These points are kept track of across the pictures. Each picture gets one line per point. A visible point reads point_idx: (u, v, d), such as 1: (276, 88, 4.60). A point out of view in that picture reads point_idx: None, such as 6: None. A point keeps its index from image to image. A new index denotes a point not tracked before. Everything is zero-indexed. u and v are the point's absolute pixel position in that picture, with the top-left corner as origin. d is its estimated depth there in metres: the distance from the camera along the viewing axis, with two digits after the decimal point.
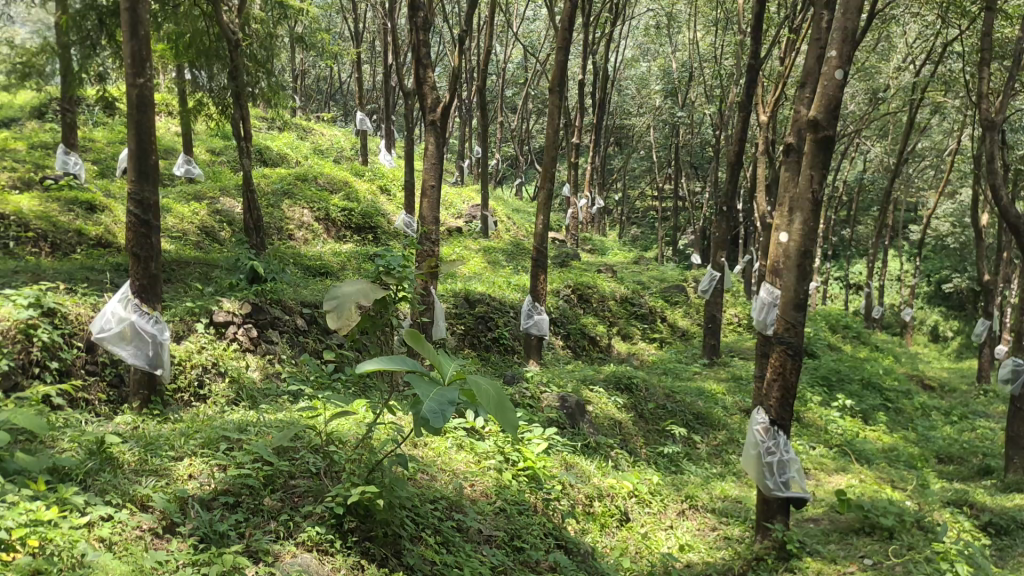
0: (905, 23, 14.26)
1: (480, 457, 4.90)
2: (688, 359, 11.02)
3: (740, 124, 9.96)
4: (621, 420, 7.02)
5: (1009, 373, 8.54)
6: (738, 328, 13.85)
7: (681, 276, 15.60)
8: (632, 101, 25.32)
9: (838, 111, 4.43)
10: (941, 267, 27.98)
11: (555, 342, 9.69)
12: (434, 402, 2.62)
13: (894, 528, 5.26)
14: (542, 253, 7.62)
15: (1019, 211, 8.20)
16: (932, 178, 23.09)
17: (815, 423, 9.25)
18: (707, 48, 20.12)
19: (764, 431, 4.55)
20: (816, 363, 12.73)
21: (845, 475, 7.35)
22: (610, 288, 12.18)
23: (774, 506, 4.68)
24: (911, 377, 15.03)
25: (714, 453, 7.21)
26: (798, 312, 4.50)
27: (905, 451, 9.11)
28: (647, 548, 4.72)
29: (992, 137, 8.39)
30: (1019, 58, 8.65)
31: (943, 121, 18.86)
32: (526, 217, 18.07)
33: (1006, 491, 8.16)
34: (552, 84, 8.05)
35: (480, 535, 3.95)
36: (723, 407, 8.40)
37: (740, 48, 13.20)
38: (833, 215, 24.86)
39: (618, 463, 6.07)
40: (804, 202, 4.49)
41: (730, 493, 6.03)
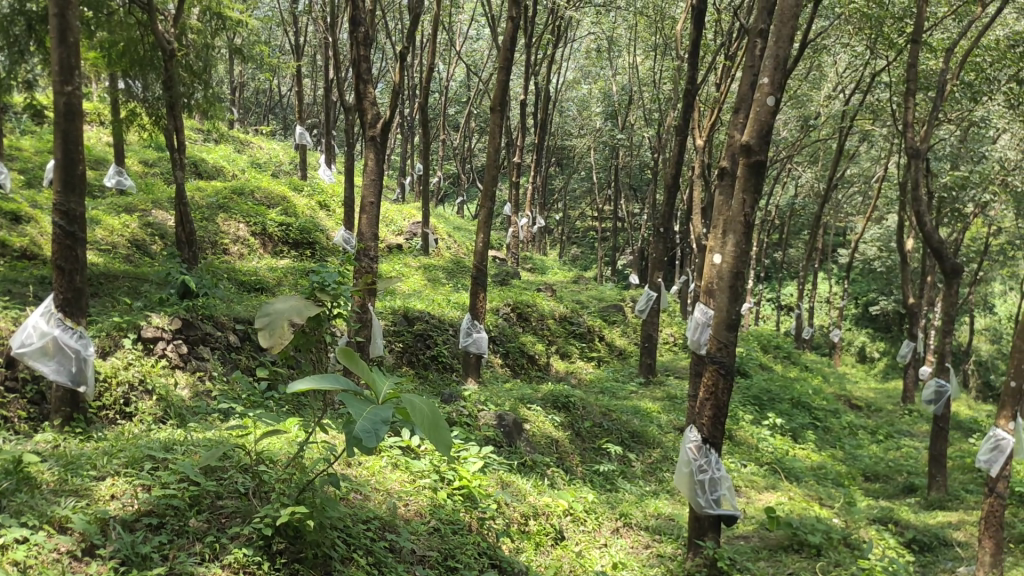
0: (835, 53, 14.72)
1: (415, 476, 4.85)
2: (625, 377, 11.13)
3: (677, 147, 10.14)
4: (558, 438, 7.04)
5: (932, 394, 8.85)
6: (673, 347, 14.04)
7: (618, 295, 15.79)
8: (574, 123, 25.61)
9: (769, 136, 4.54)
10: (868, 290, 28.90)
11: (494, 360, 9.69)
12: (366, 420, 2.58)
13: (822, 545, 5.40)
14: (481, 271, 7.62)
15: (942, 238, 8.49)
16: (861, 204, 23.84)
17: (746, 441, 9.40)
18: (647, 72, 20.46)
19: (696, 449, 4.61)
20: (749, 382, 12.98)
21: (775, 492, 7.49)
22: (549, 306, 12.23)
23: (705, 523, 4.73)
24: (839, 397, 15.45)
25: (649, 470, 7.29)
26: (730, 332, 4.59)
27: (833, 469, 9.34)
28: (581, 566, 4.72)
29: (917, 164, 8.69)
30: (942, 89, 8.99)
31: (870, 148, 19.50)
32: (467, 235, 18.09)
33: (930, 509, 8.49)
34: (493, 104, 8.08)
35: (413, 555, 3.90)
36: (658, 426, 8.50)
37: (678, 73, 13.47)
38: (766, 238, 25.44)
39: (553, 482, 6.08)
40: (737, 224, 4.58)
41: (663, 510, 6.09)
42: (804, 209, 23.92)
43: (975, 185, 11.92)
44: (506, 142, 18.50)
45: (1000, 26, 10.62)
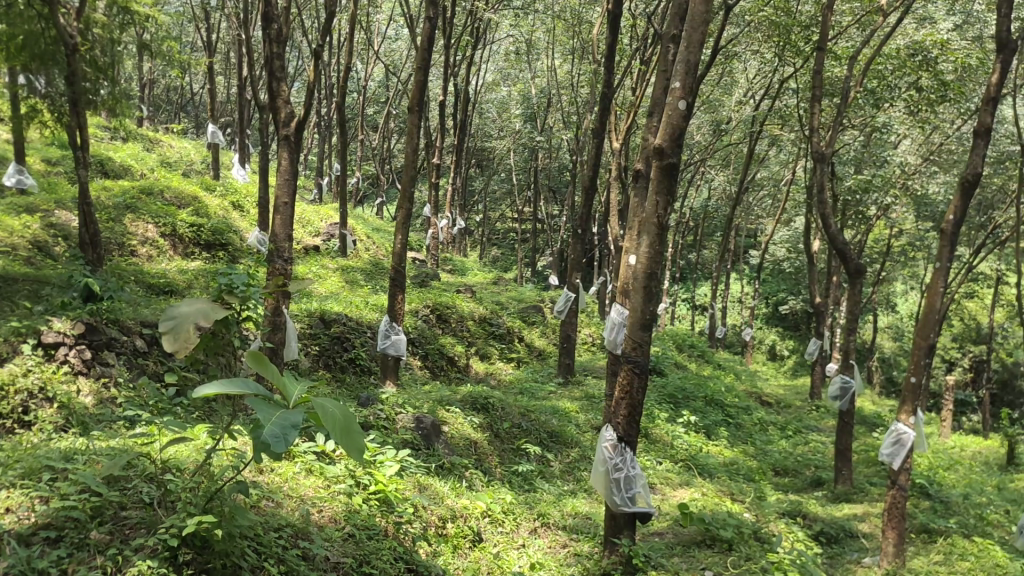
0: (745, 60, 15.12)
1: (330, 481, 4.76)
2: (544, 378, 11.19)
3: (593, 150, 10.25)
4: (476, 440, 7.03)
5: (838, 390, 9.17)
6: (592, 347, 14.19)
7: (537, 296, 15.89)
8: (493, 124, 25.64)
9: (681, 141, 4.62)
10: (778, 290, 29.80)
11: (412, 362, 9.62)
12: (276, 425, 2.52)
13: (733, 540, 5.54)
14: (400, 273, 7.55)
15: (846, 239, 8.80)
16: (771, 206, 24.57)
17: (662, 439, 9.55)
18: (565, 75, 20.65)
19: (612, 447, 4.63)
20: (664, 381, 13.21)
21: (688, 489, 7.64)
22: (468, 308, 12.21)
23: (621, 521, 4.78)
24: (750, 394, 15.85)
25: (568, 470, 7.35)
26: (644, 331, 4.68)
27: (744, 465, 9.58)
28: (499, 569, 4.74)
29: (822, 167, 8.98)
30: (846, 96, 9.32)
31: (779, 153, 20.09)
32: (385, 237, 17.92)
33: (836, 501, 8.80)
34: (410, 105, 8.03)
35: (326, 562, 3.83)
36: (575, 425, 8.57)
37: (594, 77, 13.63)
38: (680, 239, 25.97)
39: (472, 483, 6.07)
40: (651, 226, 4.65)
41: (581, 509, 6.15)
42: (716, 211, 24.50)
43: (877, 189, 12.39)
44: (425, 142, 18.38)
45: (899, 36, 11.08)
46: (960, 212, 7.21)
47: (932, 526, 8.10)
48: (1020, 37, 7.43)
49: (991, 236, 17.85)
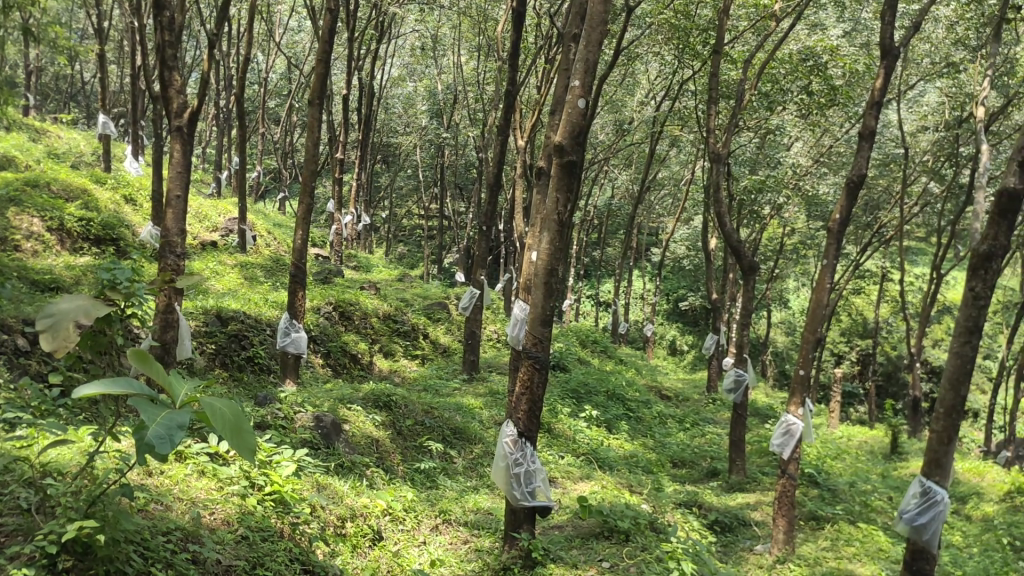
0: (647, 61, 15.39)
1: (223, 483, 4.62)
2: (448, 374, 11.16)
3: (498, 147, 10.27)
4: (378, 438, 6.94)
5: (733, 383, 9.45)
6: (497, 344, 14.25)
7: (442, 292, 15.85)
8: (398, 119, 25.40)
9: (580, 138, 4.68)
10: (678, 287, 30.57)
11: (314, 360, 9.44)
12: (160, 427, 2.42)
13: (630, 531, 5.66)
14: (300, 268, 7.40)
15: (740, 238, 9.06)
16: (671, 205, 25.20)
17: (564, 433, 9.64)
18: (471, 72, 20.66)
19: (512, 443, 4.64)
20: (567, 376, 13.35)
21: (589, 482, 7.75)
22: (372, 304, 12.06)
23: (521, 516, 4.81)
24: (650, 388, 16.22)
25: (470, 466, 7.37)
26: (544, 327, 4.71)
27: (643, 457, 9.79)
28: (399, 567, 4.72)
29: (718, 168, 9.22)
30: (741, 99, 9.62)
31: (679, 153, 20.60)
32: (287, 232, 17.53)
33: (730, 491, 9.11)
34: (310, 98, 7.86)
35: (218, 565, 3.73)
36: (479, 422, 8.58)
37: (499, 74, 13.65)
38: (584, 236, 26.32)
39: (373, 482, 6.01)
40: (551, 223, 4.70)
41: (482, 505, 6.17)
42: (619, 209, 24.93)
43: (770, 189, 12.81)
44: (328, 137, 18.06)
45: (792, 42, 11.49)
46: (845, 211, 7.55)
47: (820, 514, 8.44)
48: (901, 45, 7.80)
49: (876, 235, 18.71)
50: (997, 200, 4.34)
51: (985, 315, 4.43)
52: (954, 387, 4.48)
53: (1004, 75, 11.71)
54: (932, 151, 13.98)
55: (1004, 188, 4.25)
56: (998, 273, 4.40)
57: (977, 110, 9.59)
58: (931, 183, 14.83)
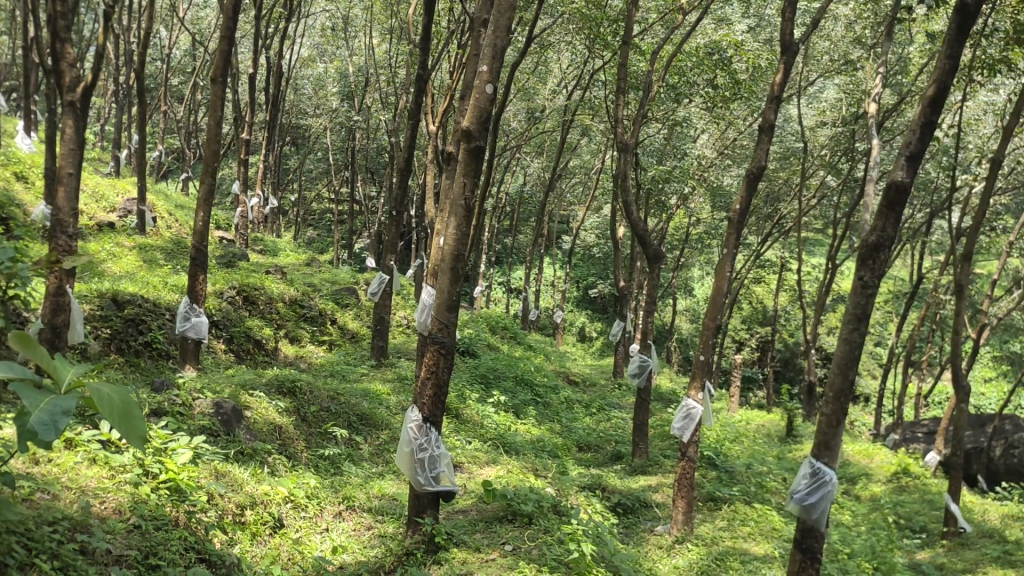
0: (559, 50, 15.45)
1: (114, 471, 4.45)
2: (356, 360, 11.03)
3: (409, 132, 10.15)
4: (281, 424, 6.79)
5: (637, 369, 9.63)
6: (406, 330, 14.16)
7: (351, 278, 15.63)
8: (307, 100, 24.87)
9: (488, 123, 4.66)
10: (588, 274, 30.99)
11: (216, 346, 9.18)
12: (43, 414, 2.27)
13: (533, 514, 5.73)
14: (200, 251, 7.17)
15: (647, 226, 9.20)
16: (582, 193, 25.52)
17: (472, 418, 9.64)
18: (383, 55, 20.37)
19: (417, 428, 4.60)
20: (476, 362, 13.37)
21: (495, 466, 7.79)
22: (278, 288, 11.80)
23: (424, 501, 4.80)
24: (558, 374, 16.41)
25: (376, 452, 7.33)
26: (450, 313, 4.68)
27: (550, 442, 9.90)
28: (300, 554, 4.65)
29: (626, 157, 9.33)
30: (648, 90, 9.76)
31: (590, 143, 20.83)
32: (190, 213, 16.97)
33: (633, 474, 9.32)
34: (212, 76, 7.57)
35: (108, 555, 3.61)
36: (386, 408, 8.52)
37: (411, 58, 13.50)
38: (496, 223, 26.38)
39: (274, 469, 5.90)
40: (458, 208, 4.67)
41: (387, 491, 6.14)
42: (530, 196, 25.05)
43: (677, 179, 13.09)
44: (234, 116, 17.54)
45: (698, 35, 11.70)
46: (745, 201, 7.77)
47: (718, 495, 8.70)
48: (801, 42, 8.03)
49: (777, 227, 19.34)
50: (885, 193, 4.54)
51: (873, 303, 4.62)
52: (843, 370, 4.69)
53: (896, 73, 12.22)
54: (830, 146, 14.50)
55: (893, 182, 4.46)
56: (885, 263, 4.59)
57: (870, 106, 9.98)
58: (828, 176, 15.37)
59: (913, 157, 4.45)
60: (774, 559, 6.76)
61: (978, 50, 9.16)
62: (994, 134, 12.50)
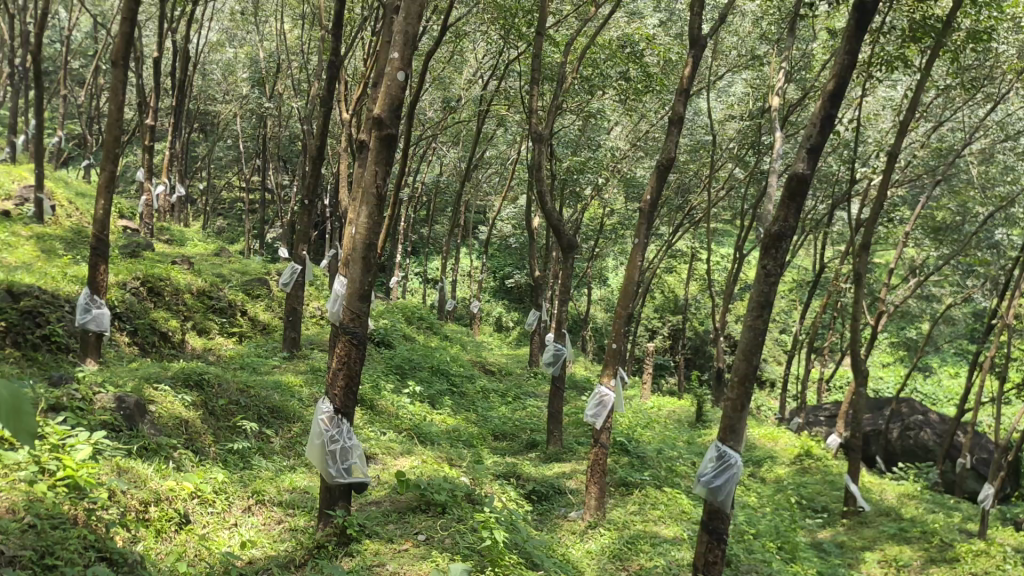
0: (475, 40, 15.43)
1: (7, 470, 4.25)
2: (268, 352, 10.79)
3: (321, 118, 9.95)
4: (188, 418, 6.59)
5: (552, 357, 9.71)
6: (319, 320, 13.95)
7: (262, 268, 15.30)
8: (216, 86, 24.17)
9: (400, 110, 4.59)
10: (504, 264, 31.13)
11: (119, 339, 8.85)
12: None
13: (446, 503, 5.73)
14: (102, 241, 6.89)
15: (561, 216, 9.25)
16: (497, 183, 25.59)
17: (387, 409, 9.55)
18: (295, 40, 19.94)
19: (328, 420, 4.51)
20: (391, 352, 13.25)
21: (409, 457, 7.74)
22: (185, 279, 11.47)
23: (336, 493, 4.74)
24: (475, 363, 16.43)
25: (287, 445, 7.21)
26: (362, 303, 4.61)
27: (465, 431, 9.91)
28: (207, 550, 4.55)
29: (540, 148, 9.35)
30: (562, 81, 9.81)
31: (506, 133, 20.85)
32: (92, 201, 16.32)
33: (547, 461, 9.42)
34: (113, 59, 7.24)
35: (1, 557, 3.46)
36: (298, 400, 8.37)
37: (322, 44, 13.23)
38: (412, 213, 26.22)
39: (180, 465, 5.73)
40: (370, 196, 4.60)
41: (298, 484, 6.06)
42: (446, 186, 24.94)
43: (591, 170, 13.26)
44: (138, 102, 16.92)
45: (611, 28, 11.82)
46: (655, 192, 7.90)
47: (629, 479, 8.85)
48: (708, 37, 8.18)
49: (688, 218, 19.79)
50: (786, 184, 4.69)
51: (774, 291, 4.77)
52: (747, 356, 4.83)
53: (799, 69, 12.61)
54: (738, 139, 14.88)
55: (794, 173, 4.61)
56: (787, 252, 4.75)
57: (774, 100, 10.28)
58: (736, 168, 15.78)
59: (813, 150, 4.60)
60: (683, 541, 6.94)
61: (876, 48, 9.50)
62: (891, 130, 13.02)
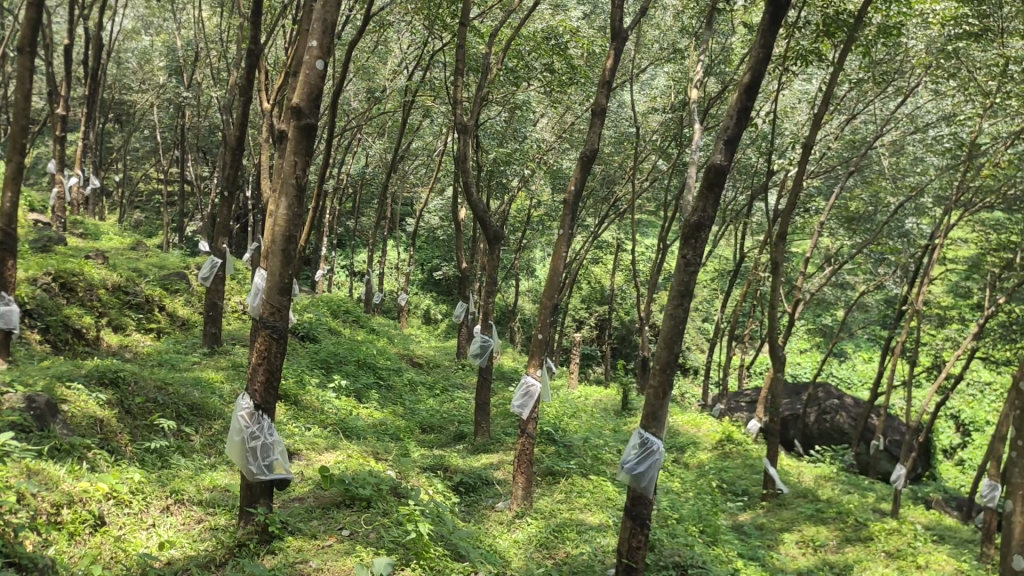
0: (399, 30, 15.29)
1: None
2: (187, 348, 10.52)
3: (241, 108, 9.71)
4: (102, 417, 6.36)
5: (478, 348, 9.70)
6: (241, 315, 13.68)
7: (181, 262, 14.89)
8: (132, 76, 23.43)
9: (319, 101, 4.50)
10: (432, 257, 31.07)
11: (29, 337, 8.51)
12: None
13: (372, 497, 5.69)
14: (9, 235, 6.60)
15: (486, 208, 9.23)
16: (424, 174, 25.45)
17: (311, 404, 9.38)
18: (214, 28, 19.44)
19: (249, 416, 4.39)
20: (316, 346, 13.06)
21: (335, 452, 7.64)
22: (99, 274, 11.10)
23: (257, 490, 4.64)
24: (402, 356, 16.33)
25: (208, 443, 7.05)
26: (283, 296, 4.50)
27: (392, 425, 9.84)
28: (123, 552, 4.41)
29: (465, 139, 9.31)
30: (486, 73, 9.78)
31: (431, 124, 20.74)
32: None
33: (475, 453, 9.44)
34: (18, 44, 6.91)
35: None
36: (219, 397, 8.18)
37: (241, 33, 12.91)
38: (337, 205, 25.87)
39: (94, 465, 5.55)
40: (290, 187, 4.49)
41: (218, 483, 5.93)
42: (371, 177, 24.69)
43: (517, 162, 13.30)
44: (49, 91, 16.28)
45: (536, 20, 11.86)
46: (579, 183, 7.95)
47: (556, 468, 8.93)
48: (630, 30, 8.26)
49: (613, 209, 20.03)
50: (705, 176, 4.77)
51: (694, 279, 4.85)
52: (668, 345, 4.91)
53: (719, 62, 12.84)
54: (660, 132, 15.12)
55: (712, 165, 4.69)
56: (706, 242, 4.85)
57: (694, 92, 10.46)
58: (659, 161, 16.04)
59: (729, 142, 4.69)
60: (608, 528, 7.03)
61: (792, 42, 9.74)
62: (807, 123, 13.37)
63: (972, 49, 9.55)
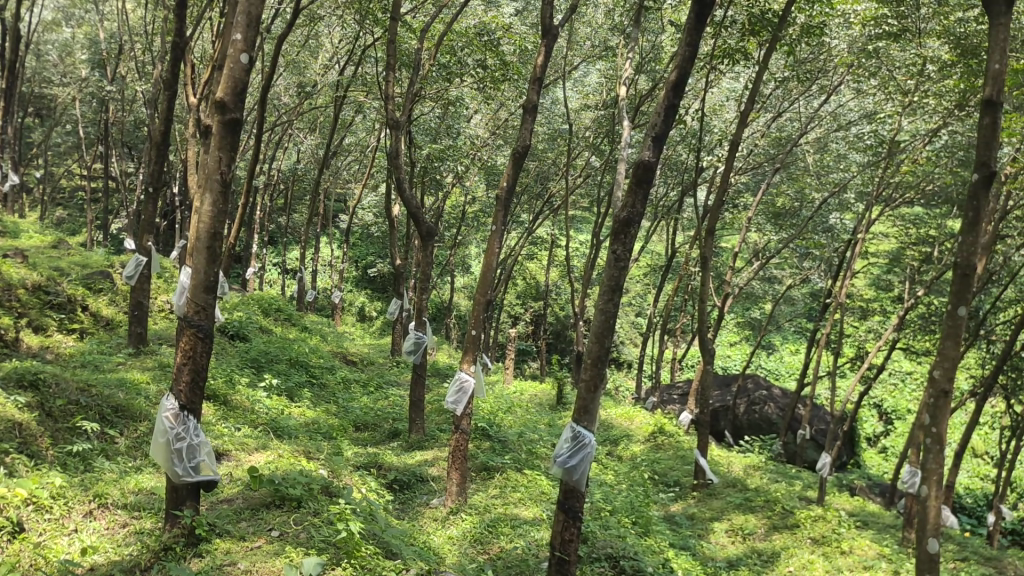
0: (331, 25, 15.09)
1: None
2: (112, 348, 10.20)
3: (166, 101, 9.46)
4: (21, 420, 6.10)
5: (412, 345, 9.62)
6: (169, 314, 13.35)
7: (105, 260, 14.46)
8: (52, 68, 22.61)
9: (242, 95, 4.38)
10: (367, 253, 30.86)
11: None
12: None
13: (302, 497, 5.62)
14: None
15: (419, 204, 9.15)
16: (356, 170, 25.17)
17: (241, 404, 9.19)
18: (138, 21, 18.87)
19: (173, 417, 4.27)
20: (246, 344, 12.81)
21: (265, 452, 7.51)
22: (18, 273, 10.68)
23: (183, 492, 4.52)
24: (335, 354, 16.15)
25: (134, 445, 6.87)
26: (208, 294, 4.38)
27: (325, 423, 9.72)
28: (44, 559, 4.28)
29: (397, 135, 9.20)
30: (418, 69, 9.70)
31: (363, 120, 20.51)
32: None
33: (409, 450, 9.39)
34: None
35: None
36: (144, 398, 7.96)
37: (166, 25, 12.56)
38: (267, 201, 25.43)
39: (13, 470, 5.35)
40: (213, 183, 4.37)
41: (144, 485, 5.77)
42: (302, 173, 24.30)
43: (450, 158, 13.23)
44: None
45: (468, 16, 11.82)
46: (511, 179, 7.93)
47: (491, 464, 8.94)
48: (562, 26, 8.26)
49: (546, 205, 20.12)
50: (633, 172, 4.80)
51: (625, 274, 4.91)
52: (599, 339, 4.93)
53: (650, 61, 12.99)
54: (594, 128, 15.23)
55: (640, 162, 4.73)
56: (635, 238, 4.89)
57: (625, 90, 10.55)
58: (592, 157, 16.18)
59: (657, 138, 4.74)
60: (541, 522, 7.07)
61: (720, 40, 9.89)
62: (734, 120, 13.62)
63: (891, 48, 9.80)
